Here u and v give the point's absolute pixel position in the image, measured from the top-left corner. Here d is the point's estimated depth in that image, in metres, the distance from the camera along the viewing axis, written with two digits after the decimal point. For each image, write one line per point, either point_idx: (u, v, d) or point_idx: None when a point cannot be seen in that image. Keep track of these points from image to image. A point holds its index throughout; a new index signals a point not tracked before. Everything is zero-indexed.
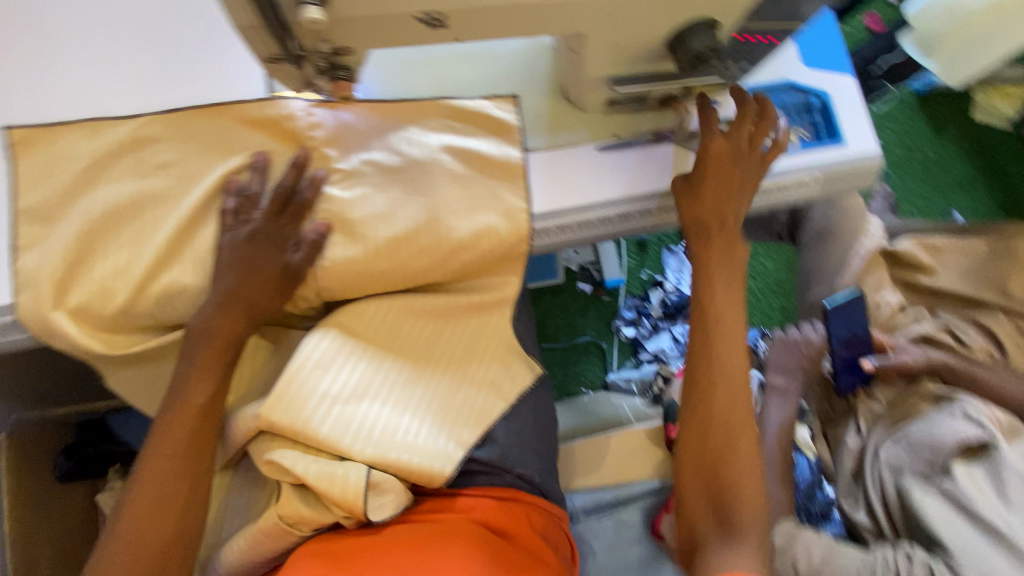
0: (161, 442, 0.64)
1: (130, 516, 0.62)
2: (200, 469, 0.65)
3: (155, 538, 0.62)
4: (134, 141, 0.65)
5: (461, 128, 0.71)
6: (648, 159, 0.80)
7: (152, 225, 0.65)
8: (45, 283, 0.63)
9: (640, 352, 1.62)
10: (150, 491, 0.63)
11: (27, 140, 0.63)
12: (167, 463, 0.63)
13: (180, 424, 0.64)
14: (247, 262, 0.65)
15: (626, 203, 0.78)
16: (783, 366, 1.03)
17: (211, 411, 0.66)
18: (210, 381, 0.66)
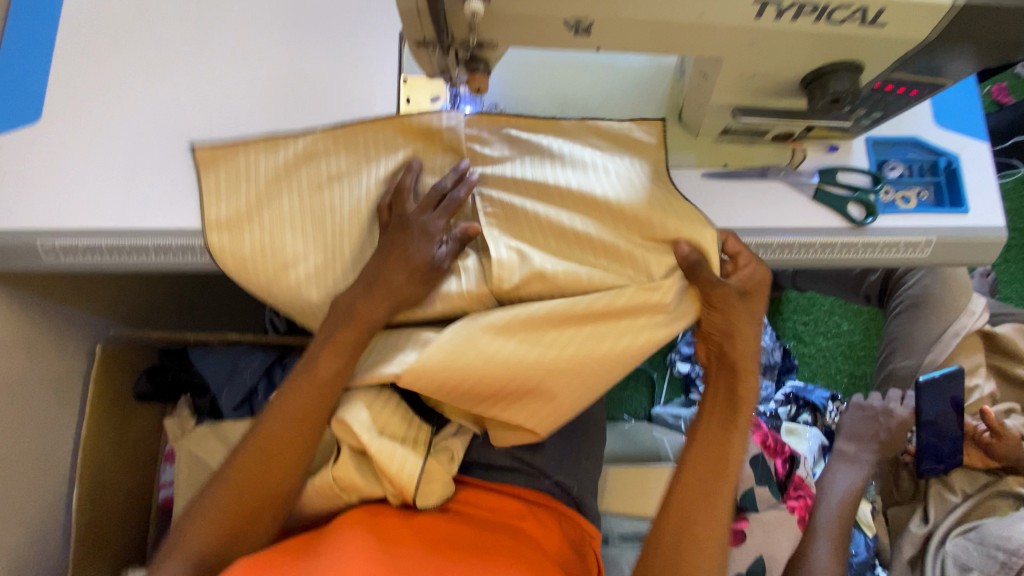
0: (288, 403, 0.68)
1: (248, 467, 0.68)
2: (313, 434, 0.69)
3: (268, 489, 0.68)
4: (308, 152, 0.68)
5: (605, 145, 0.69)
6: (756, 193, 0.77)
7: (331, 221, 0.69)
8: (232, 260, 0.69)
9: (691, 392, 1.61)
10: (266, 445, 0.68)
11: (209, 155, 0.67)
12: (287, 427, 0.68)
13: (311, 396, 0.68)
14: (367, 232, 0.67)
15: (731, 231, 0.75)
16: (858, 434, 0.95)
17: (332, 386, 0.68)
18: (340, 361, 0.68)
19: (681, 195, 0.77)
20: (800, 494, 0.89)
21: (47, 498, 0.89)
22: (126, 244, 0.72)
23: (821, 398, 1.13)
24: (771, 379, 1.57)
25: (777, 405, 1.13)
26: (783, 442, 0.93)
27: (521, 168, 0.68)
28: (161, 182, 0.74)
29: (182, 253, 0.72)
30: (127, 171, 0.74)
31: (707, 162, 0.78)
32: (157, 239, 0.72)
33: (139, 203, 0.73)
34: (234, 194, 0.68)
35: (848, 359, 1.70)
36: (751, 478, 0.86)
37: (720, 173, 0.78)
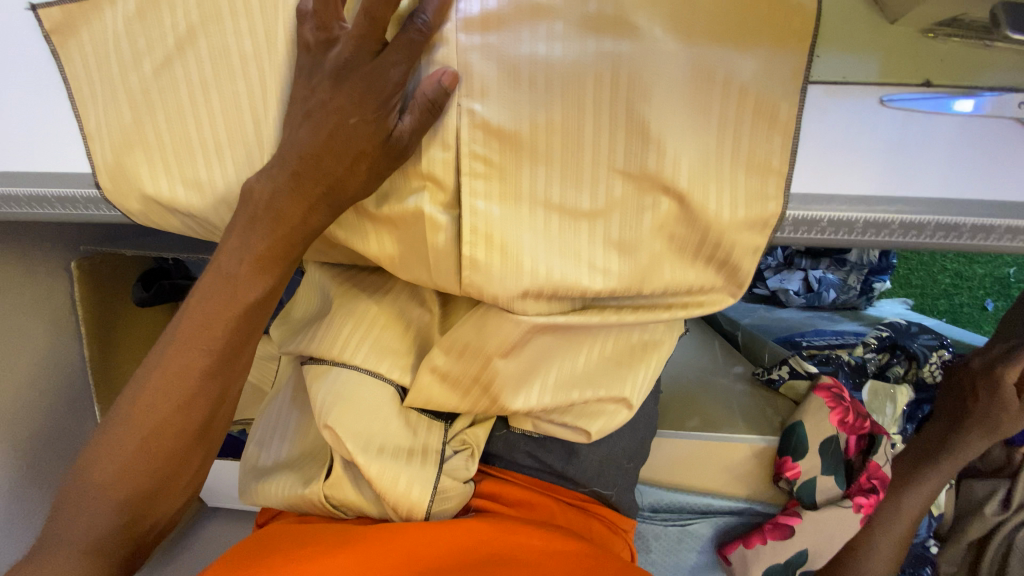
0: (191, 336, 0.51)
1: (156, 387, 0.50)
2: (230, 372, 0.53)
3: (184, 423, 0.51)
4: (186, 32, 0.48)
5: (710, 14, 0.43)
6: (975, 140, 0.46)
7: (208, 115, 0.50)
8: (124, 182, 0.53)
9: (755, 286, 1.36)
10: (174, 362, 0.50)
11: (71, 22, 0.50)
12: (196, 358, 0.51)
13: (222, 320, 0.51)
14: (310, 162, 0.46)
15: (923, 209, 0.47)
16: (947, 410, 0.79)
17: (262, 308, 0.52)
18: (272, 277, 0.51)
19: (829, 138, 0.47)
20: (872, 486, 0.74)
21: (71, 419, 0.88)
22: (38, 197, 0.55)
23: (924, 347, 0.94)
24: (857, 281, 1.29)
25: (866, 353, 0.94)
26: (863, 418, 0.76)
27: (564, 42, 0.44)
28: (46, 105, 0.53)
29: (93, 206, 0.55)
30: (5, 94, 0.53)
31: (892, 77, 0.46)
32: (55, 187, 0.54)
33: (27, 134, 0.54)
34: (108, 92, 0.51)
35: (961, 258, 1.37)
36: (817, 468, 0.76)
37: (918, 98, 0.46)
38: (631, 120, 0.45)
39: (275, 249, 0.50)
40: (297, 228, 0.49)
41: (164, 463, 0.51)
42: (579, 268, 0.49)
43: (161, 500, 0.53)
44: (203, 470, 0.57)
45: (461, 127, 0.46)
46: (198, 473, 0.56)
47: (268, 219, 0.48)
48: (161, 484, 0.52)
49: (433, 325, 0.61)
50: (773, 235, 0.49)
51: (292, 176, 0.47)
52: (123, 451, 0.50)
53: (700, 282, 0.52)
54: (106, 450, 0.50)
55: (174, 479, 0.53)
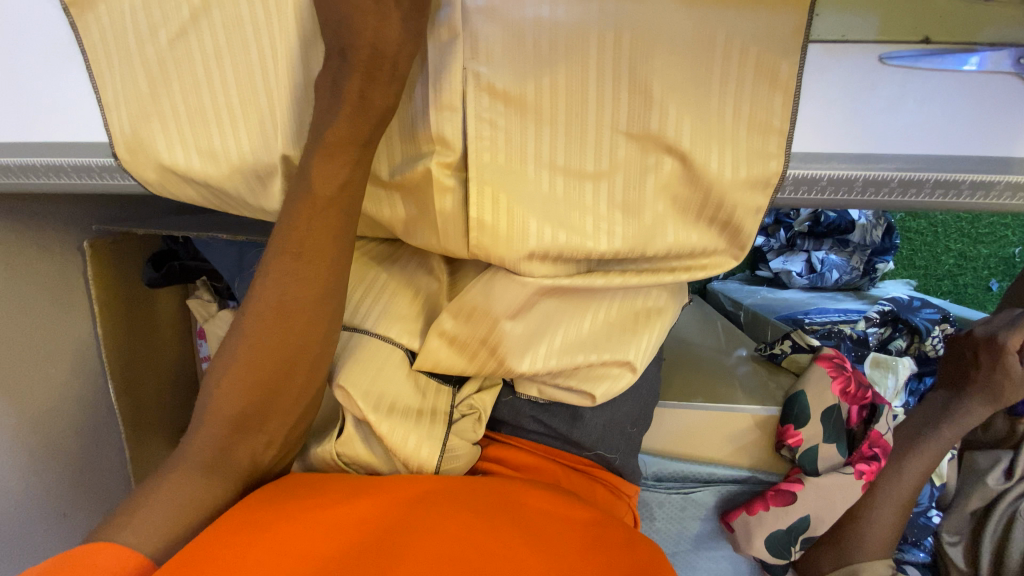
0: (286, 257, 0.50)
1: (261, 302, 0.51)
2: (324, 277, 0.51)
3: (285, 335, 0.50)
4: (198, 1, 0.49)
5: None
6: (973, 97, 0.47)
7: (222, 83, 0.51)
8: (141, 151, 0.54)
9: (758, 268, 1.38)
10: (275, 276, 0.50)
11: None
12: (290, 266, 0.50)
13: (309, 264, 0.50)
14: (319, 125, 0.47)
15: (920, 167, 0.48)
16: (948, 378, 0.81)
17: (342, 208, 0.49)
18: (345, 167, 0.47)
19: (830, 96, 0.47)
20: (874, 454, 0.75)
21: (86, 397, 0.90)
22: (61, 167, 0.57)
23: (927, 321, 0.96)
24: (859, 262, 1.29)
25: (868, 327, 0.95)
26: (865, 388, 0.77)
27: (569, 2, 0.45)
28: (63, 78, 0.55)
29: (109, 175, 0.57)
30: (24, 68, 0.55)
31: (892, 36, 0.47)
32: (71, 156, 0.56)
33: (47, 107, 0.55)
34: (123, 63, 0.52)
35: (964, 238, 1.36)
36: (818, 436, 0.77)
37: (917, 55, 0.47)
38: (635, 80, 0.46)
39: (329, 220, 0.49)
40: (335, 200, 0.49)
41: (266, 378, 0.51)
42: (584, 229, 0.50)
43: (272, 418, 0.53)
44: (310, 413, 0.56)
45: (468, 90, 0.47)
46: (306, 413, 0.55)
47: (296, 193, 0.48)
48: (266, 405, 0.52)
49: (442, 293, 0.61)
50: (775, 194, 0.51)
51: (324, 147, 0.46)
52: (240, 388, 0.51)
53: (703, 244, 0.53)
54: (222, 370, 0.52)
55: (280, 416, 0.53)
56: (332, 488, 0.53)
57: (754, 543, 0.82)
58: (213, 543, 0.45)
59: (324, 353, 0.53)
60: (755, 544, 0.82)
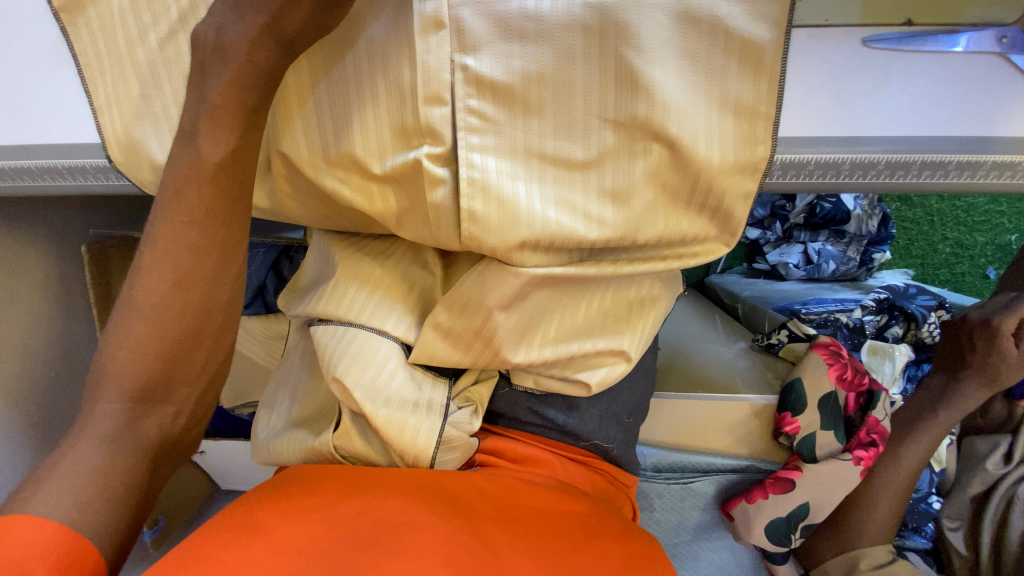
0: (175, 223, 0.46)
1: (150, 271, 0.46)
2: (227, 239, 0.48)
3: (187, 299, 0.47)
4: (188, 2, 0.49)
5: None
6: (959, 78, 0.48)
7: None
8: (134, 152, 0.55)
9: (755, 261, 1.39)
10: (164, 241, 0.46)
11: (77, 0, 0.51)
12: (184, 231, 0.46)
13: (208, 224, 0.47)
14: None
15: (909, 149, 0.48)
16: (943, 363, 0.81)
17: (235, 167, 0.47)
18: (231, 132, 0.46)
19: (812, 81, 0.48)
20: (872, 440, 0.75)
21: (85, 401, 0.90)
22: (55, 170, 0.57)
23: (923, 307, 0.96)
24: (856, 252, 1.29)
25: (864, 315, 0.95)
26: (862, 374, 0.77)
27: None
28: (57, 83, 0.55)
29: (102, 176, 0.58)
30: (19, 72, 0.55)
31: (873, 19, 0.48)
32: (64, 159, 0.56)
33: (42, 112, 0.56)
34: (115, 65, 0.52)
35: (960, 227, 1.36)
36: (816, 423, 0.77)
37: (899, 38, 0.48)
38: (620, 69, 0.46)
39: (232, 159, 0.47)
40: (249, 149, 0.48)
41: (169, 347, 0.47)
42: (575, 218, 0.51)
43: (176, 389, 0.48)
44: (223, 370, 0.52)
45: (456, 82, 0.48)
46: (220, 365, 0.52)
47: (188, 151, 0.46)
48: (168, 374, 0.47)
49: (435, 286, 0.63)
50: (763, 180, 0.51)
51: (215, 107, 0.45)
52: (143, 344, 0.46)
53: (693, 231, 0.54)
54: (111, 347, 0.47)
55: (186, 384, 0.49)
56: (324, 488, 0.53)
57: (753, 531, 0.83)
58: (214, 542, 0.45)
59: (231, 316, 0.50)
60: (756, 532, 0.82)
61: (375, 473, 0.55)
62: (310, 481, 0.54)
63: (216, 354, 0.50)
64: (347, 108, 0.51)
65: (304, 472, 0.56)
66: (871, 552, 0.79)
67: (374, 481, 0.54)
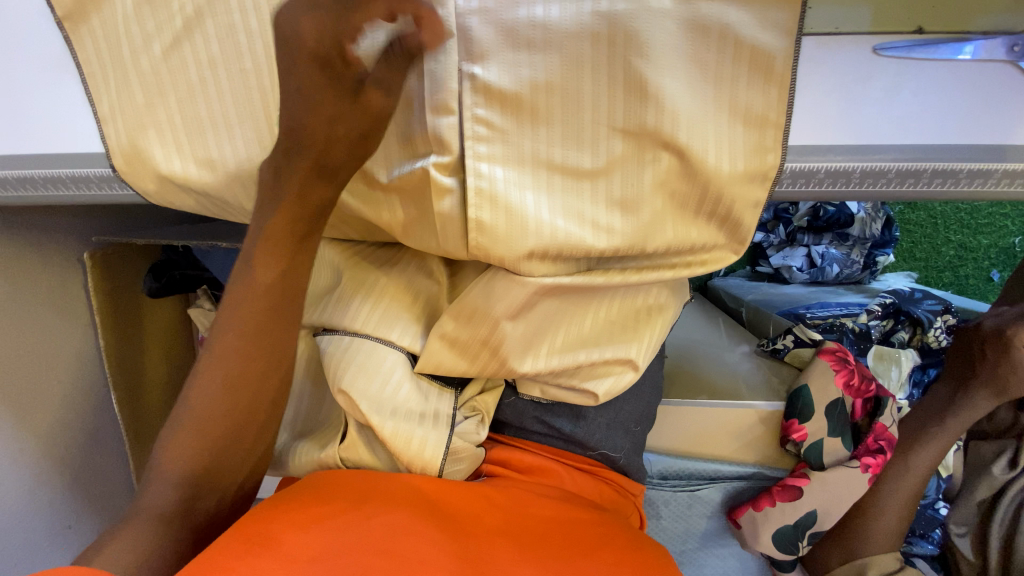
0: (229, 329, 0.51)
1: (208, 366, 0.51)
2: (277, 340, 0.52)
3: (237, 399, 0.51)
4: (192, 10, 0.49)
5: None
6: (969, 86, 0.48)
7: (218, 91, 0.51)
8: (138, 162, 0.54)
9: (758, 264, 1.38)
10: (221, 342, 0.51)
11: (82, 9, 0.51)
12: (235, 337, 0.51)
13: (260, 328, 0.51)
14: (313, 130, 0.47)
15: (918, 158, 0.48)
16: (953, 371, 0.80)
17: (291, 286, 0.52)
18: (285, 255, 0.51)
19: (823, 89, 0.48)
20: (880, 447, 0.75)
21: (88, 409, 0.90)
22: (59, 179, 0.57)
23: (929, 312, 0.95)
24: (860, 255, 1.29)
25: (870, 320, 0.95)
26: (868, 381, 0.77)
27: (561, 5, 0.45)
28: (61, 92, 0.55)
29: (106, 185, 0.57)
30: (23, 81, 0.55)
31: (884, 26, 0.47)
32: (69, 168, 0.56)
33: (46, 122, 0.56)
34: (119, 75, 0.52)
35: (964, 229, 1.36)
36: (823, 431, 0.77)
37: (910, 46, 0.47)
38: (630, 78, 0.46)
39: (287, 272, 0.51)
40: (287, 211, 0.49)
41: (221, 438, 0.51)
42: (583, 227, 0.50)
43: (226, 479, 0.53)
44: (269, 452, 0.57)
45: (463, 91, 0.47)
46: (257, 475, 0.56)
47: (245, 272, 0.51)
48: (218, 465, 0.52)
49: (442, 295, 0.62)
50: (772, 188, 0.51)
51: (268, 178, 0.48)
52: (208, 400, 0.51)
53: (703, 240, 0.53)
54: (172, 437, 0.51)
55: (234, 474, 0.53)
56: (326, 495, 0.52)
57: (759, 538, 0.82)
58: (227, 552, 0.44)
59: (276, 415, 0.55)
60: (763, 540, 0.82)
61: (381, 480, 0.55)
62: (310, 490, 0.53)
63: (256, 466, 0.55)
64: None
65: (306, 483, 0.55)
66: (878, 561, 0.78)
67: (379, 489, 0.54)
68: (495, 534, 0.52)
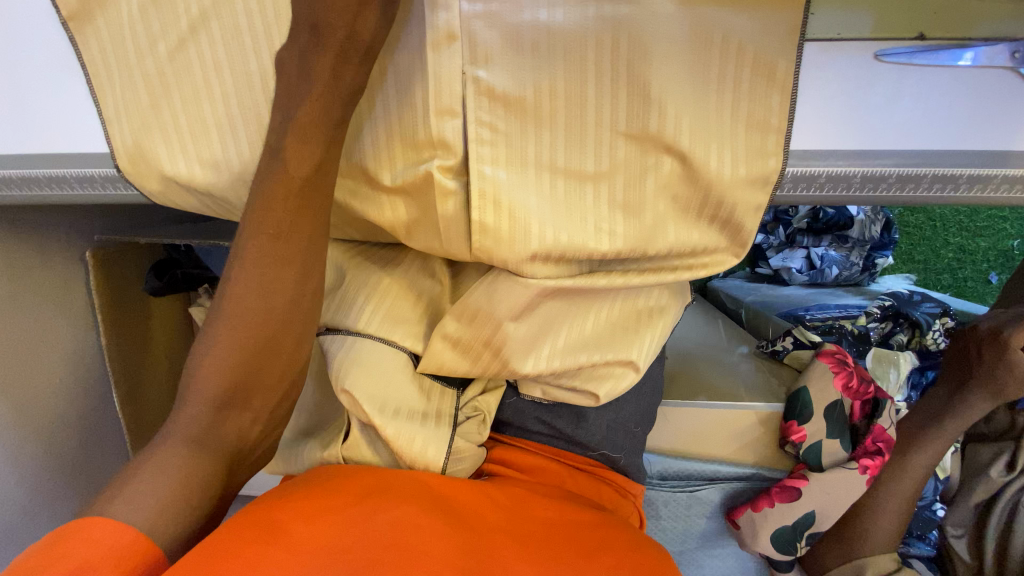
0: (257, 238, 0.48)
1: (239, 277, 0.49)
2: (306, 252, 0.50)
3: (267, 313, 0.49)
4: (197, 12, 0.49)
5: None
6: (969, 92, 0.48)
7: (224, 92, 0.51)
8: (143, 162, 0.55)
9: (758, 266, 1.39)
10: (251, 250, 0.49)
11: (88, 11, 0.51)
12: (265, 247, 0.48)
13: (289, 237, 0.49)
14: None
15: (917, 163, 0.49)
16: (951, 373, 0.81)
17: (318, 186, 0.48)
18: (314, 148, 0.46)
19: (825, 93, 0.48)
20: (878, 449, 0.75)
21: (89, 406, 0.90)
22: (64, 179, 0.57)
23: (927, 315, 0.96)
24: (859, 257, 1.30)
25: (869, 322, 0.95)
26: (867, 382, 0.77)
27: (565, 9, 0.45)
28: (66, 92, 0.55)
29: (111, 185, 0.58)
30: (29, 82, 0.56)
31: (886, 32, 0.47)
32: (73, 167, 0.56)
33: (51, 121, 0.56)
34: (125, 76, 0.52)
35: (963, 232, 1.37)
36: (822, 432, 0.77)
37: (912, 52, 0.47)
38: (633, 82, 0.46)
39: (317, 171, 0.47)
40: (307, 183, 0.47)
41: (250, 353, 0.49)
42: (586, 229, 0.51)
43: (255, 397, 0.51)
44: (301, 372, 0.55)
45: (467, 94, 0.47)
46: (290, 395, 0.55)
47: (274, 167, 0.47)
48: (248, 382, 0.50)
49: (444, 295, 0.63)
50: (774, 192, 0.51)
51: (281, 151, 0.46)
52: (223, 369, 0.49)
53: (706, 243, 0.54)
54: (203, 353, 0.50)
55: (265, 392, 0.51)
56: (329, 488, 0.52)
57: (758, 539, 0.83)
58: (234, 541, 0.44)
59: (306, 332, 0.53)
60: (761, 541, 0.82)
61: (384, 479, 0.55)
62: (310, 483, 0.54)
63: (287, 388, 0.53)
64: (360, 121, 0.51)
65: (311, 479, 0.54)
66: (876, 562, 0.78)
67: (383, 485, 0.54)
68: (498, 531, 0.52)
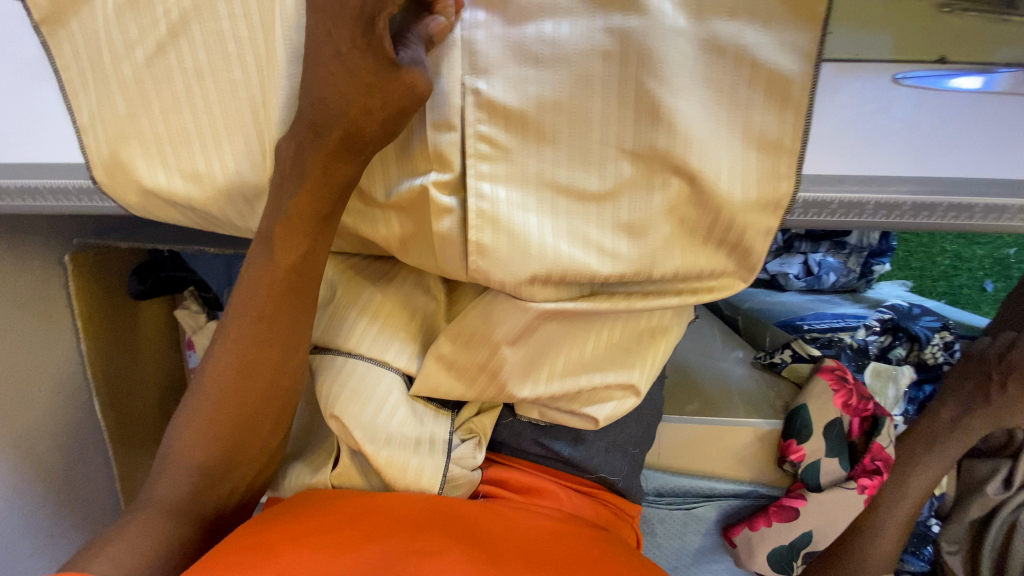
0: (244, 317, 0.51)
1: (223, 353, 0.51)
2: (292, 330, 0.52)
3: (250, 391, 0.51)
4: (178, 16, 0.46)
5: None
6: (992, 116, 0.47)
7: (206, 102, 0.48)
8: (120, 174, 0.51)
9: None
10: (239, 327, 0.51)
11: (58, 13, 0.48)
12: (250, 324, 0.51)
13: (273, 318, 0.50)
14: (308, 145, 0.44)
15: (934, 192, 0.47)
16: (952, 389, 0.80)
17: (307, 269, 0.50)
18: (301, 237, 0.49)
19: (839, 114, 0.46)
20: (875, 468, 0.75)
21: (69, 415, 0.87)
22: (34, 189, 0.54)
23: (926, 329, 0.95)
24: (857, 264, 1.29)
25: (868, 336, 0.95)
26: (867, 400, 0.76)
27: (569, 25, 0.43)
28: (39, 98, 0.52)
29: (86, 197, 0.54)
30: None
31: None
32: (44, 178, 0.53)
33: (20, 128, 0.52)
34: (101, 83, 0.49)
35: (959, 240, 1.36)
36: (821, 450, 0.76)
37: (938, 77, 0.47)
38: (641, 101, 0.44)
39: (310, 250, 0.50)
40: (294, 269, 0.50)
41: (233, 429, 0.52)
42: (588, 251, 0.48)
43: (235, 470, 0.53)
44: (281, 443, 0.57)
45: (466, 107, 0.45)
46: (269, 465, 0.56)
47: (264, 252, 0.49)
48: (230, 454, 0.52)
49: (439, 313, 0.61)
50: (785, 216, 0.49)
51: (274, 241, 0.49)
52: (204, 441, 0.51)
53: (712, 266, 0.52)
54: (189, 421, 0.52)
55: (247, 462, 0.54)
56: (322, 512, 0.51)
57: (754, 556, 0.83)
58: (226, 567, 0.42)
59: (289, 408, 0.55)
60: (757, 559, 0.82)
61: (381, 501, 0.53)
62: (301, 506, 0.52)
63: (267, 459, 0.55)
64: None
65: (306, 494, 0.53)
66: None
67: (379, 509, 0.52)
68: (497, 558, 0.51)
